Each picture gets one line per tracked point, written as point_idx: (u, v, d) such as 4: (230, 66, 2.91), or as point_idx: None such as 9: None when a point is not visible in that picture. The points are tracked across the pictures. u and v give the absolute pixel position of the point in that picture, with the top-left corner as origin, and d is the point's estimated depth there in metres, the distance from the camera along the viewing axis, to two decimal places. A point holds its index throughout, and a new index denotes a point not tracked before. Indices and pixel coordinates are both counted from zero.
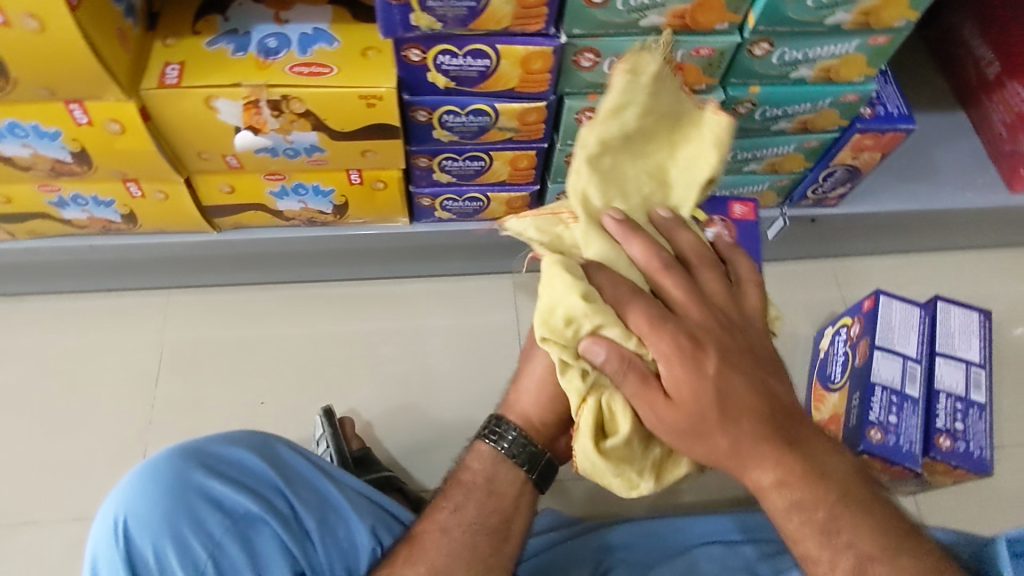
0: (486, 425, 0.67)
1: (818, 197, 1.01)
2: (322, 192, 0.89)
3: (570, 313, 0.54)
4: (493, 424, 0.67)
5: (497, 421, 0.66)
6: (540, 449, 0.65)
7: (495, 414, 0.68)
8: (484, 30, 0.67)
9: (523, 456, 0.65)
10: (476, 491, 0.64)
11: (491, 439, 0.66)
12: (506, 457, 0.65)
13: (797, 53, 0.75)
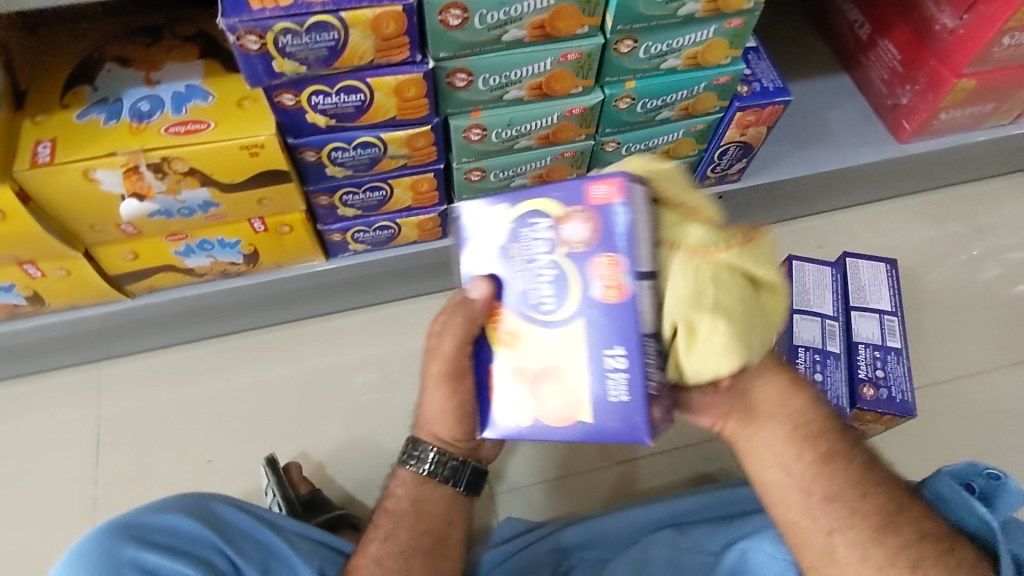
0: (405, 449, 0.67)
1: (719, 174, 1.05)
2: (228, 244, 0.89)
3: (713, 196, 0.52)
4: (411, 447, 0.66)
5: (415, 443, 0.66)
6: (462, 461, 0.65)
7: (410, 436, 0.67)
8: (350, 66, 0.68)
9: (446, 472, 0.65)
10: (404, 517, 0.66)
11: (413, 461, 0.66)
12: (430, 476, 0.65)
13: (662, 45, 0.77)
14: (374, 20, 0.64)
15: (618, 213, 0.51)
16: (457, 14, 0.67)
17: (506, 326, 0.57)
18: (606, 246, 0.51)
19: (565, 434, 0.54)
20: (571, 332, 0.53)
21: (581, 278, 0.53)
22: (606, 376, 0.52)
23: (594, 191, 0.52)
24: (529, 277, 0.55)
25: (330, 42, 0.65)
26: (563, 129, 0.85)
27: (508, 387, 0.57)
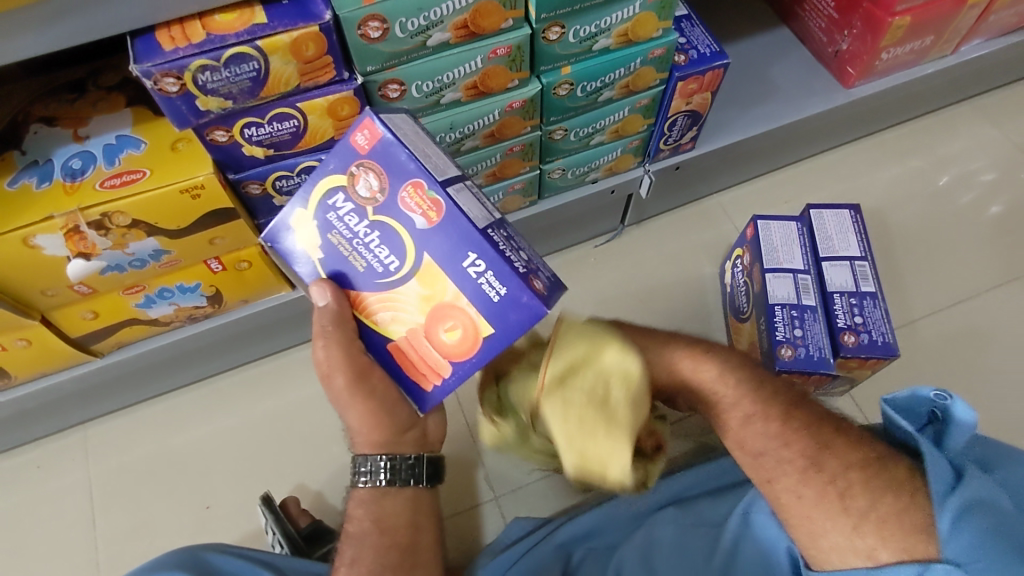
0: (353, 467, 0.67)
1: (673, 145, 1.04)
2: (189, 288, 0.87)
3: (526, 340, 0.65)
4: (360, 463, 0.66)
5: (362, 459, 0.66)
6: (416, 458, 0.67)
7: (354, 453, 0.67)
8: (277, 93, 0.67)
9: (405, 473, 0.66)
10: (368, 536, 0.66)
11: (367, 478, 0.66)
12: (390, 483, 0.66)
13: (590, 27, 0.76)
14: (293, 44, 0.63)
15: (391, 141, 0.54)
16: (377, 26, 0.66)
17: (379, 305, 0.57)
18: (397, 173, 0.54)
19: (482, 356, 0.54)
20: (424, 271, 0.54)
21: (399, 219, 0.54)
22: (476, 283, 0.52)
23: (357, 144, 0.55)
24: (363, 250, 0.56)
25: (251, 72, 0.64)
26: (507, 124, 0.85)
27: (415, 354, 0.57)
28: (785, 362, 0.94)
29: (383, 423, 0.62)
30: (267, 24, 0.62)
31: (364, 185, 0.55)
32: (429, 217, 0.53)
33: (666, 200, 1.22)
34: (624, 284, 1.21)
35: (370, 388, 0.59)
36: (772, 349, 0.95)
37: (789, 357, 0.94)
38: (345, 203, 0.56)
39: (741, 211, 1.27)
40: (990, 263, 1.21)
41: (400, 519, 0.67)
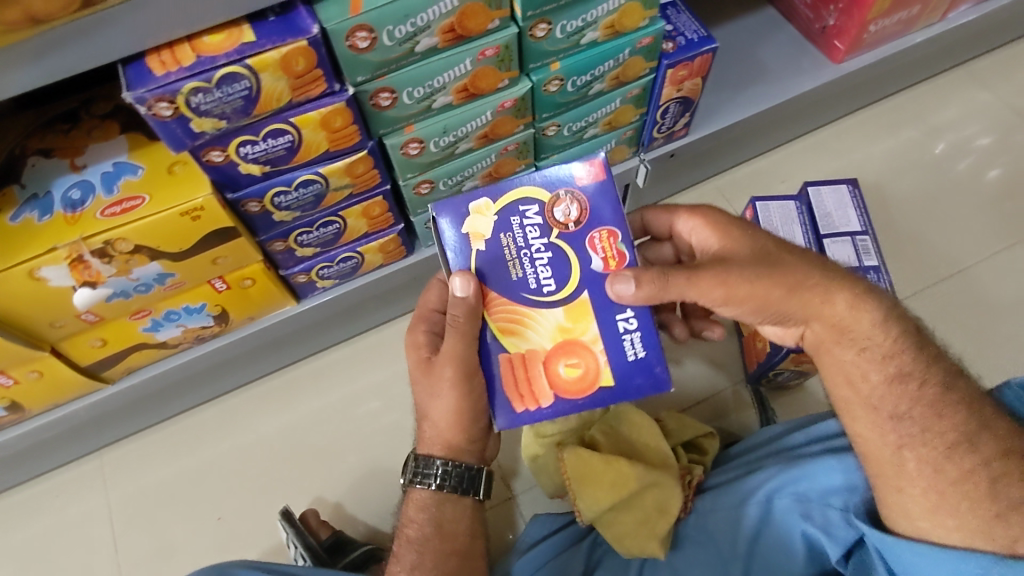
0: (412, 470, 0.70)
1: (667, 133, 1.04)
2: (195, 309, 0.88)
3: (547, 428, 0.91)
4: (419, 467, 0.69)
5: (422, 463, 0.69)
6: (474, 467, 0.70)
7: (414, 455, 0.70)
8: (270, 110, 0.67)
9: (461, 479, 0.69)
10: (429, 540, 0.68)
11: (424, 481, 0.69)
12: (445, 488, 0.69)
13: (576, 21, 0.76)
14: (282, 60, 0.63)
15: (612, 188, 0.63)
16: (364, 36, 0.66)
17: (513, 314, 0.61)
18: (601, 215, 0.62)
19: (591, 402, 0.61)
20: (576, 308, 0.61)
21: (580, 256, 0.62)
22: (621, 338, 0.61)
23: (576, 176, 0.63)
24: (527, 262, 0.62)
25: (243, 91, 0.64)
26: (500, 124, 0.85)
27: (525, 372, 0.61)
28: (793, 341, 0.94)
29: (466, 426, 0.66)
30: (256, 41, 0.62)
31: (566, 210, 0.62)
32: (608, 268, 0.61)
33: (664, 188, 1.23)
34: None
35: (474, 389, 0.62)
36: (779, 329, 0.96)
37: None
38: (539, 214, 0.62)
39: (739, 193, 1.27)
40: (991, 228, 1.21)
41: (458, 527, 0.70)
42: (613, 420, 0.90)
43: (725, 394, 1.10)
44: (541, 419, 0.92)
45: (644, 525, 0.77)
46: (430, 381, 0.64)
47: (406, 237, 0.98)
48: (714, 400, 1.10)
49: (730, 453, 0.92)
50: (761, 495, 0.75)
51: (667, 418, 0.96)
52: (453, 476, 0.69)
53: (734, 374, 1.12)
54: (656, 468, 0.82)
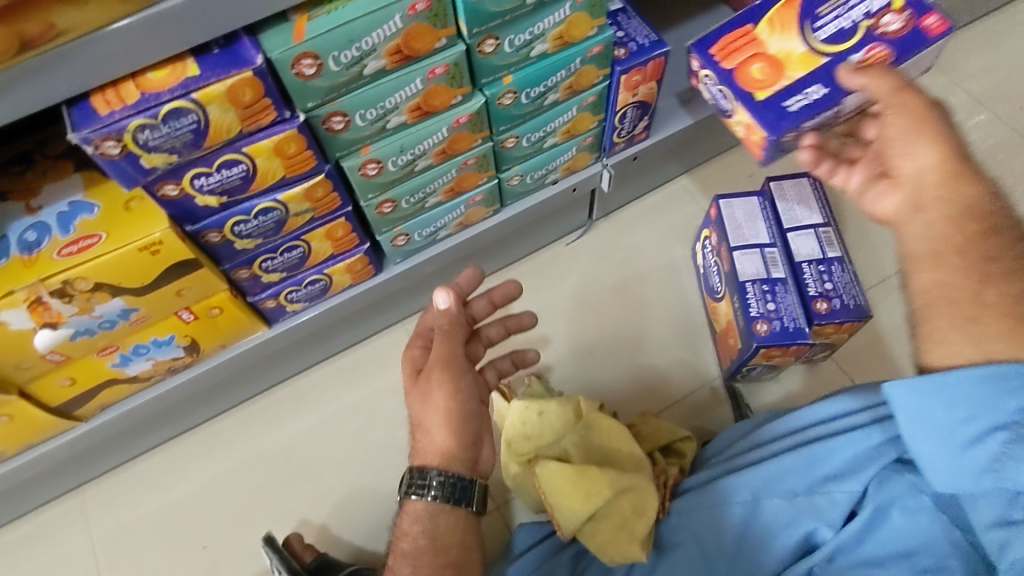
0: (408, 480, 0.71)
1: (627, 137, 1.05)
2: (164, 342, 0.87)
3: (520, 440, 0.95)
4: (415, 477, 0.71)
5: (418, 473, 0.70)
6: (469, 479, 0.70)
7: (411, 467, 0.72)
8: (221, 141, 0.67)
9: (456, 491, 0.70)
10: (423, 554, 0.67)
11: (420, 492, 0.70)
12: (440, 499, 0.70)
13: (524, 35, 0.77)
14: (229, 92, 0.63)
15: (927, 38, 0.73)
16: (310, 63, 0.66)
17: (787, 17, 0.77)
18: (907, 44, 0.73)
19: (738, 87, 0.77)
20: (808, 58, 0.76)
21: (861, 41, 0.74)
22: (805, 92, 0.75)
23: (927, 19, 0.74)
24: (847, 6, 0.76)
25: (191, 125, 0.64)
26: (457, 139, 0.85)
27: (743, 39, 0.79)
28: (762, 336, 0.95)
29: (457, 427, 0.71)
30: (200, 75, 0.62)
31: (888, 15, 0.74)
32: (860, 63, 0.73)
33: (630, 190, 1.24)
34: (600, 279, 1.22)
35: (459, 386, 0.71)
36: (749, 325, 0.97)
37: (766, 331, 0.96)
38: (880, 3, 0.75)
39: (705, 191, 1.29)
40: None
41: (451, 539, 0.70)
42: (585, 430, 0.88)
43: (700, 393, 1.12)
44: (515, 436, 0.96)
45: (623, 530, 0.77)
46: (422, 388, 0.72)
47: (373, 255, 0.98)
48: (688, 399, 1.11)
49: (703, 454, 0.94)
50: (747, 495, 0.76)
51: (641, 425, 0.98)
52: (446, 487, 0.69)
53: (709, 372, 1.14)
54: (627, 472, 0.82)
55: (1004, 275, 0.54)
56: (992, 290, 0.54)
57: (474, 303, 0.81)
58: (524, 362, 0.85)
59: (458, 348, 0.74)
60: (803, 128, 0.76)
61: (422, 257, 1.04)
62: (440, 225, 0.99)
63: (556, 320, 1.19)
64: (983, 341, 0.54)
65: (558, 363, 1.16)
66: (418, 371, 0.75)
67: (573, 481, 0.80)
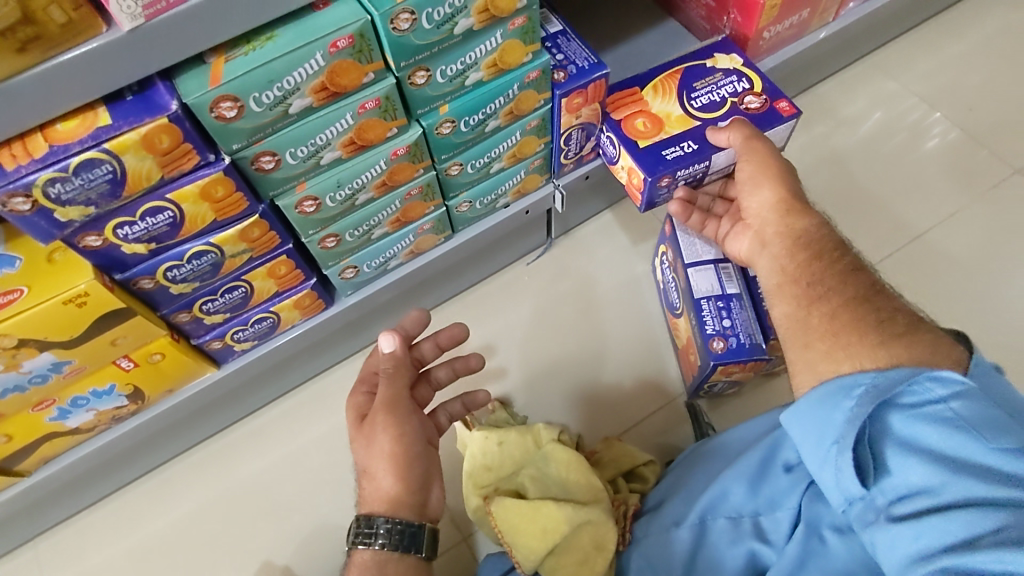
0: (357, 529, 0.75)
1: (576, 157, 1.04)
2: (104, 391, 0.85)
3: (481, 472, 0.93)
4: (364, 525, 0.75)
5: (367, 522, 0.75)
6: (417, 526, 0.76)
7: (361, 515, 0.76)
8: (141, 189, 0.65)
9: (404, 538, 0.75)
10: None
11: (368, 540, 0.75)
12: (388, 546, 0.74)
13: (456, 65, 0.76)
14: (143, 140, 0.61)
15: (776, 118, 0.93)
16: (230, 105, 0.64)
17: (668, 87, 0.97)
18: (763, 121, 0.93)
19: (622, 137, 0.94)
20: (684, 119, 0.94)
21: (726, 113, 0.94)
22: (679, 144, 0.91)
23: (780, 105, 0.94)
24: (714, 88, 0.97)
25: (107, 175, 0.62)
26: (397, 171, 0.84)
27: (632, 100, 0.97)
28: (719, 354, 0.94)
29: (402, 471, 0.78)
30: (112, 124, 0.60)
31: (746, 97, 0.95)
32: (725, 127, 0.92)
33: (586, 207, 1.24)
34: (561, 298, 1.21)
35: (403, 428, 0.79)
36: (705, 343, 0.96)
37: (722, 349, 0.95)
38: (744, 88, 0.96)
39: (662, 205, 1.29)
40: (900, 219, 1.26)
41: None
42: (542, 462, 0.89)
43: (663, 411, 1.11)
44: (476, 468, 0.94)
45: (584, 566, 0.77)
46: (366, 433, 0.79)
47: (323, 290, 0.96)
48: (652, 418, 1.11)
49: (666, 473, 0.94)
50: (694, 517, 0.77)
51: (604, 451, 0.97)
52: (395, 534, 0.75)
53: (671, 390, 1.13)
54: (585, 506, 0.80)
55: (818, 299, 0.67)
56: (815, 313, 0.66)
57: (420, 347, 0.90)
58: (475, 402, 0.91)
59: (402, 391, 0.82)
60: (677, 176, 0.91)
61: (374, 288, 1.02)
62: (390, 255, 0.98)
63: (518, 342, 1.18)
64: (814, 364, 0.64)
65: (521, 387, 1.14)
66: (364, 416, 0.83)
67: (532, 515, 0.79)
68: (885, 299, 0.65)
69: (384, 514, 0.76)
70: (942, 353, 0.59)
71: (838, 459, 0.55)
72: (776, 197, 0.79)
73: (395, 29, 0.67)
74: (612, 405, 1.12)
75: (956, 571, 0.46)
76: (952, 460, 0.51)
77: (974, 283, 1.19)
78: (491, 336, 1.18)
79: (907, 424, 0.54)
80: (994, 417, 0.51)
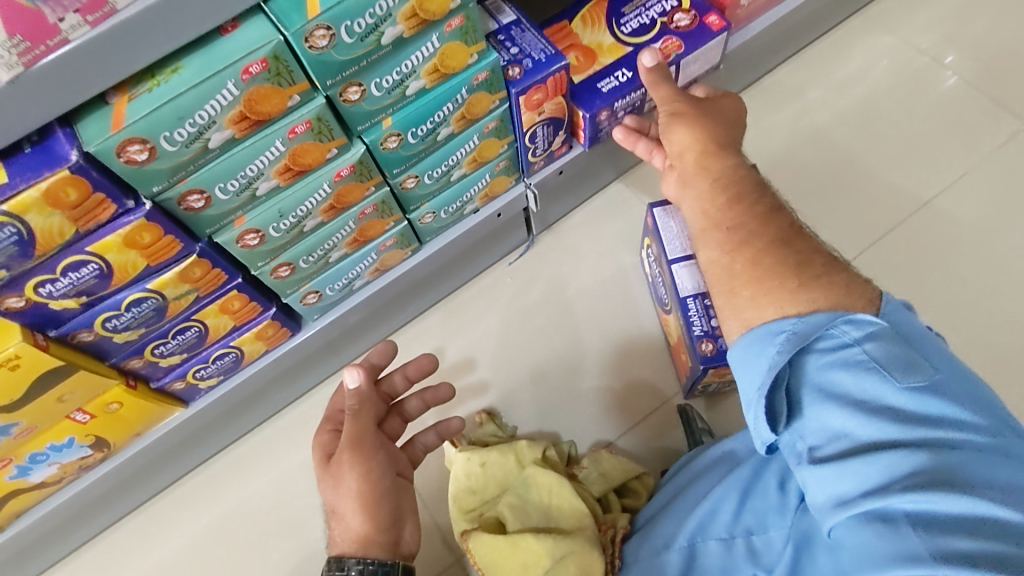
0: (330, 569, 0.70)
1: (544, 154, 0.97)
2: (64, 444, 0.81)
3: (467, 496, 0.90)
4: (336, 566, 0.70)
5: (338, 563, 0.70)
6: (392, 563, 0.70)
7: (333, 556, 0.71)
8: (55, 246, 0.61)
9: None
10: None
11: None
12: None
13: (392, 75, 0.70)
14: (46, 196, 0.56)
15: (704, 35, 0.95)
16: (139, 148, 0.59)
17: (597, 15, 0.96)
18: (693, 40, 0.95)
19: None
20: (617, 48, 0.94)
21: (658, 35, 0.94)
22: (612, 77, 0.92)
23: (707, 21, 0.96)
24: (642, 8, 0.96)
25: (13, 237, 0.57)
26: (345, 192, 0.78)
27: (564, 34, 0.95)
28: (707, 357, 0.90)
29: (371, 509, 0.73)
30: (9, 183, 0.55)
31: (676, 16, 0.96)
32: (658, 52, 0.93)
33: (566, 201, 1.18)
34: (546, 298, 1.15)
35: (370, 464, 0.74)
36: (694, 346, 0.91)
37: (711, 350, 0.90)
38: (672, 6, 0.97)
39: (648, 190, 1.22)
40: (907, 186, 1.18)
41: None
42: (523, 488, 0.84)
43: (660, 411, 1.06)
44: (460, 491, 0.91)
45: None
46: (334, 471, 0.74)
47: (287, 317, 0.91)
48: (648, 420, 1.06)
49: (660, 486, 0.89)
50: (683, 540, 0.72)
51: (590, 465, 0.91)
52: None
53: (666, 388, 1.08)
54: (566, 538, 0.75)
55: (741, 244, 0.58)
56: (738, 259, 0.57)
57: (389, 380, 0.86)
58: (449, 430, 0.89)
59: (370, 425, 0.76)
60: (614, 108, 0.93)
61: (342, 309, 0.97)
62: (353, 276, 0.92)
63: (503, 349, 1.12)
64: (740, 311, 0.57)
65: (509, 396, 1.09)
66: (331, 455, 0.78)
67: (506, 551, 0.76)
68: (805, 241, 0.58)
69: (356, 555, 0.71)
70: (854, 292, 0.54)
71: (758, 408, 0.53)
72: (693, 138, 0.67)
73: (313, 47, 0.62)
74: (604, 407, 1.07)
75: (874, 511, 0.46)
76: (867, 402, 0.49)
77: (989, 249, 1.11)
78: (475, 343, 1.13)
79: (825, 369, 0.51)
80: (904, 353, 0.50)
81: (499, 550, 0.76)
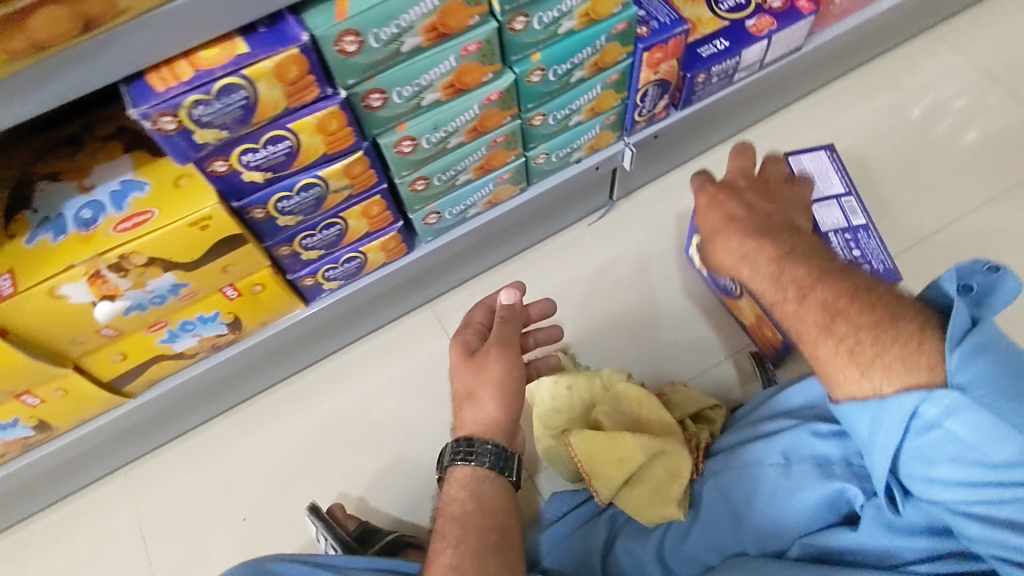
0: (459, 447, 0.81)
1: (647, 116, 1.08)
2: (209, 318, 0.91)
3: (553, 415, 0.99)
4: (466, 445, 0.80)
5: (469, 442, 0.80)
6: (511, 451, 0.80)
7: (462, 437, 0.81)
8: (267, 117, 0.71)
9: (500, 460, 0.80)
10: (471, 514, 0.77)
11: (466, 458, 0.80)
12: (484, 466, 0.79)
13: (552, 12, 0.80)
14: (276, 69, 0.66)
15: (792, 16, 1.06)
16: (352, 40, 0.69)
17: None
18: (785, 23, 1.05)
19: None
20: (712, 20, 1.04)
21: (752, 11, 1.06)
22: (713, 47, 1.03)
23: (801, 6, 1.07)
24: None
25: (241, 101, 0.67)
26: (488, 117, 0.88)
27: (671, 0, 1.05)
28: None
29: (506, 399, 0.80)
30: (250, 53, 0.66)
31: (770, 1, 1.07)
32: (753, 27, 1.05)
33: (651, 170, 1.28)
34: (625, 255, 1.25)
35: (513, 362, 0.81)
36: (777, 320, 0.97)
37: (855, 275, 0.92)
38: None
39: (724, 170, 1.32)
40: (970, 185, 1.26)
41: (495, 502, 0.79)
42: (614, 400, 0.95)
43: (724, 364, 1.15)
44: (546, 411, 1.00)
45: (658, 494, 0.84)
46: (478, 361, 0.80)
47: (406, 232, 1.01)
48: (713, 370, 1.14)
49: (732, 419, 0.98)
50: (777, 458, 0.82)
51: (671, 393, 1.01)
52: (489, 457, 0.79)
53: (732, 345, 1.16)
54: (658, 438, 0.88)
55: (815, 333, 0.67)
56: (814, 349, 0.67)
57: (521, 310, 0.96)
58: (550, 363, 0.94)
59: (514, 334, 0.84)
60: (712, 71, 1.05)
61: (452, 235, 1.07)
62: (470, 203, 1.02)
63: (581, 296, 1.22)
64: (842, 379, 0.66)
65: (585, 339, 1.18)
66: (469, 352, 0.83)
67: (609, 448, 0.86)
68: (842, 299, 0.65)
69: (482, 435, 0.80)
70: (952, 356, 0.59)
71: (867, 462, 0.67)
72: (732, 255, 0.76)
73: None
74: (672, 357, 1.16)
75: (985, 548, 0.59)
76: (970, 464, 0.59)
77: None
78: (557, 290, 1.23)
79: (917, 437, 0.62)
80: (999, 387, 0.57)
81: (602, 447, 0.86)
